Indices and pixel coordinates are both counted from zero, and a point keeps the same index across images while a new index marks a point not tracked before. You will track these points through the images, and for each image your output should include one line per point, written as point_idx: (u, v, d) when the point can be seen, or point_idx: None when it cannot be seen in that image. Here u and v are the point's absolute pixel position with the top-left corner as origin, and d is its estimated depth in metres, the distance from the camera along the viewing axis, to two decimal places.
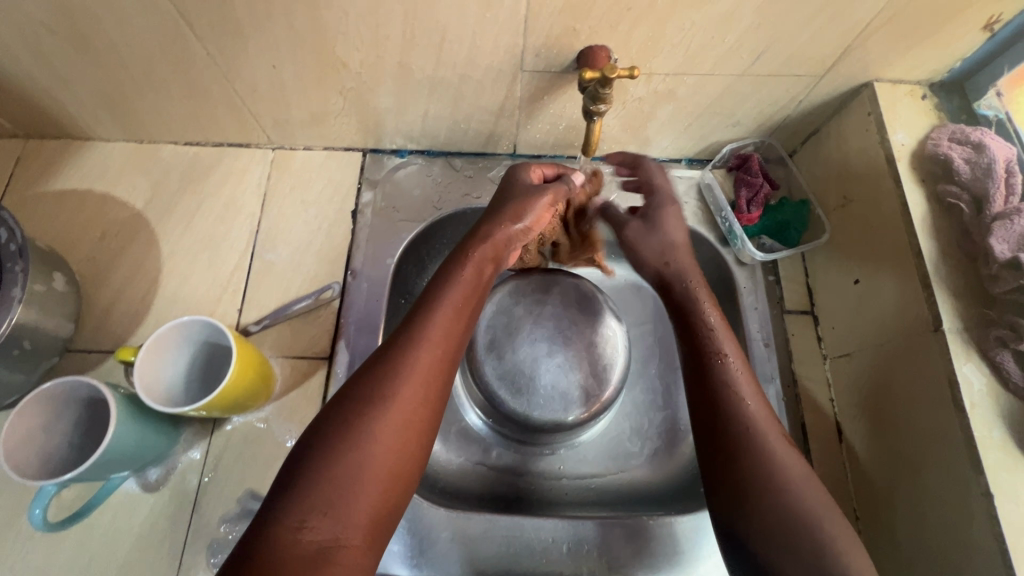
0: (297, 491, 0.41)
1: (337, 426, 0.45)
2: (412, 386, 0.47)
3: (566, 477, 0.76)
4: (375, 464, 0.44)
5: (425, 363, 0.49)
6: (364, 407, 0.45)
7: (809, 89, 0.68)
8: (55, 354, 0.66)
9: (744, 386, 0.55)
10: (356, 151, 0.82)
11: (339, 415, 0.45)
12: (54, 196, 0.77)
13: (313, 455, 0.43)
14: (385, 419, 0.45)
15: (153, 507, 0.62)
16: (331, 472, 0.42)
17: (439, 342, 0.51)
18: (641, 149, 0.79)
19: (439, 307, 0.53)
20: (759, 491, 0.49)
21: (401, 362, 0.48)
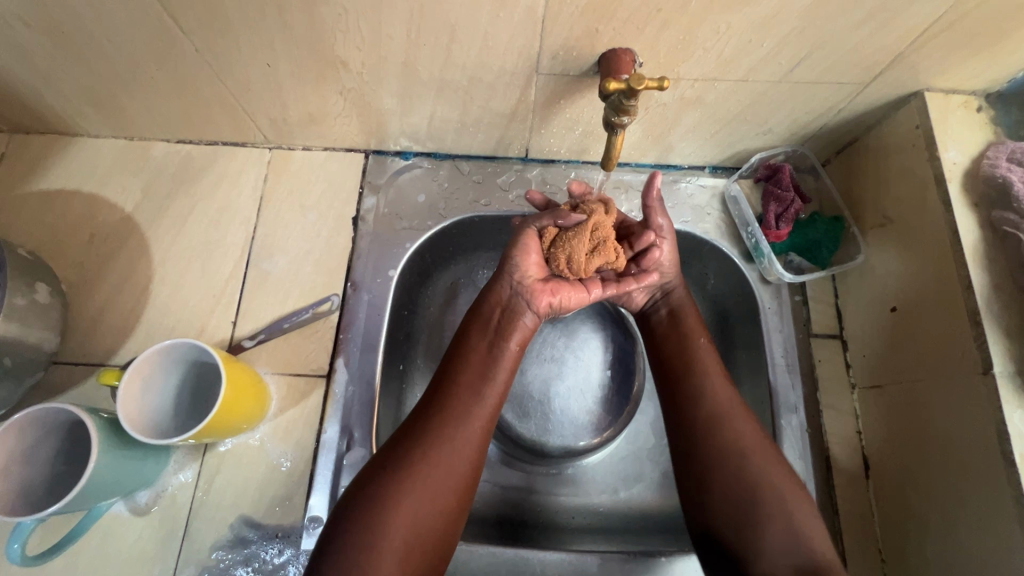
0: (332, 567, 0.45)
1: (370, 500, 0.48)
2: (439, 461, 0.50)
3: (574, 499, 0.72)
4: (402, 538, 0.47)
5: (453, 438, 0.52)
6: (389, 486, 0.48)
7: (852, 97, 0.62)
8: (41, 369, 0.63)
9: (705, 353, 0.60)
10: (358, 153, 0.77)
11: (372, 489, 0.49)
12: (40, 197, 0.73)
13: (347, 528, 0.47)
14: (413, 493, 0.49)
15: (142, 533, 0.60)
16: (360, 551, 0.46)
17: (463, 415, 0.53)
18: (662, 155, 0.73)
19: (469, 379, 0.55)
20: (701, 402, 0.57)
21: (430, 436, 0.51)
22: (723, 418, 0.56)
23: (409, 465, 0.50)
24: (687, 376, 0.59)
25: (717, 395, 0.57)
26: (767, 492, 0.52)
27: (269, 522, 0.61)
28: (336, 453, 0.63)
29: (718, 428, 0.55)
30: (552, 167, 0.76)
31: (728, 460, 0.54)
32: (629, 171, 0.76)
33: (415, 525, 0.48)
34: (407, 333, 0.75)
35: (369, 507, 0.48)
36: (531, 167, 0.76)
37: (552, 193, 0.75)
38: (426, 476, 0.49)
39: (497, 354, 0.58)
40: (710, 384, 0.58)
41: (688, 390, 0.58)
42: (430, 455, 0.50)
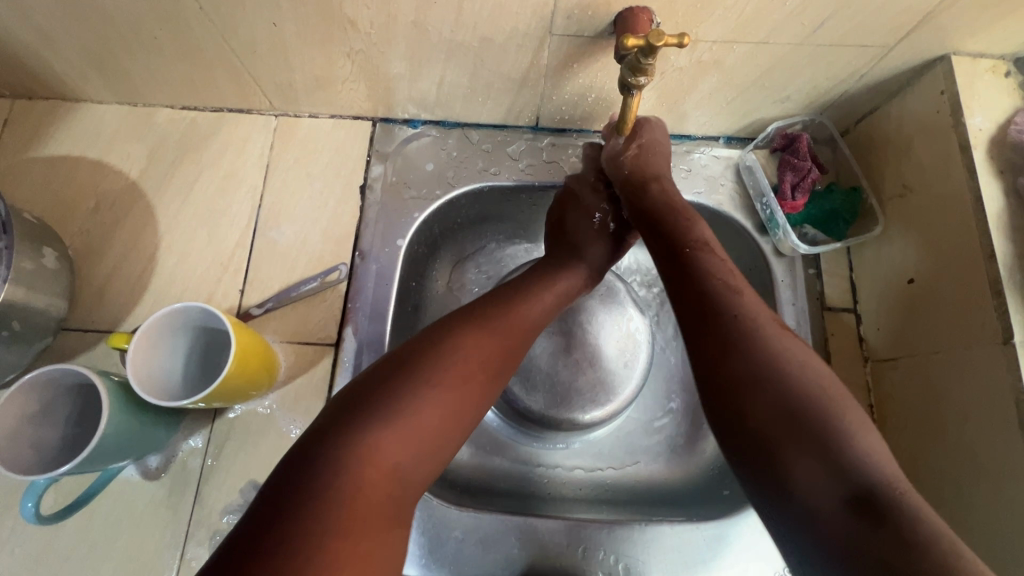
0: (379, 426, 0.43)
1: (427, 376, 0.46)
2: (498, 366, 0.50)
3: (581, 471, 0.72)
4: (448, 426, 0.46)
5: (511, 349, 0.52)
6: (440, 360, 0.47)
7: (875, 62, 0.60)
8: (49, 334, 0.63)
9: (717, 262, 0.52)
10: (365, 120, 0.75)
11: (431, 367, 0.47)
12: (44, 163, 0.72)
13: (403, 394, 0.44)
14: (466, 381, 0.48)
15: (153, 496, 0.60)
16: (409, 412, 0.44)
17: (521, 326, 0.54)
18: (676, 125, 0.72)
19: (534, 302, 0.56)
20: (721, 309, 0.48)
21: (485, 332, 0.51)
22: (746, 327, 0.46)
23: (472, 360, 0.49)
24: (711, 291, 0.49)
25: (748, 302, 0.48)
26: (814, 406, 0.42)
27: None
28: None
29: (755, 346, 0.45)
30: (563, 136, 0.75)
31: (759, 373, 0.44)
32: None
33: (459, 418, 0.47)
34: (414, 304, 0.74)
35: (427, 381, 0.46)
36: (542, 136, 0.75)
37: (563, 163, 0.74)
38: (479, 358, 0.49)
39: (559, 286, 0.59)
40: (737, 293, 0.48)
41: (714, 301, 0.48)
42: (492, 359, 0.50)
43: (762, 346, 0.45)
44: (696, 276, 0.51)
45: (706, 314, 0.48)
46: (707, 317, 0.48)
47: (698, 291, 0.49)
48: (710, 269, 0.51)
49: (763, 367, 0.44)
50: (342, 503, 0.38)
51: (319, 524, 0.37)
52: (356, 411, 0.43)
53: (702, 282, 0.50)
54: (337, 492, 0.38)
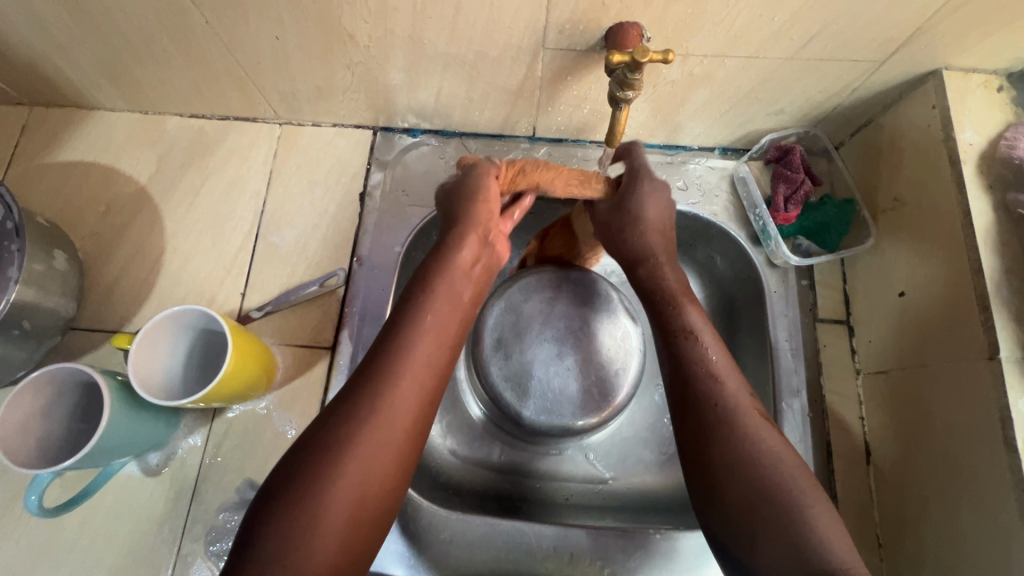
0: (260, 540, 0.41)
1: (295, 484, 0.43)
2: (377, 432, 0.45)
3: (571, 477, 0.73)
4: (333, 523, 0.42)
5: (392, 410, 0.46)
6: (326, 456, 0.44)
7: (866, 76, 0.61)
8: (58, 334, 0.65)
9: (714, 358, 0.53)
10: (366, 129, 0.77)
11: (296, 473, 0.43)
12: (59, 168, 0.75)
13: (271, 512, 0.42)
14: (352, 474, 0.43)
15: (153, 492, 0.62)
16: (292, 518, 0.41)
17: (416, 394, 0.48)
18: (671, 135, 0.73)
19: (408, 355, 0.49)
20: (700, 402, 0.51)
21: (374, 412, 0.46)
22: (727, 414, 0.50)
23: (340, 445, 0.44)
24: (695, 379, 0.53)
25: (727, 391, 0.51)
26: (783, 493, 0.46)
27: None
28: None
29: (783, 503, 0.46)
30: (560, 146, 0.76)
31: (730, 462, 0.48)
32: None
33: (347, 508, 0.43)
34: None
35: (299, 482, 0.43)
36: (538, 146, 0.76)
37: None
38: (368, 441, 0.45)
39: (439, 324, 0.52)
40: (721, 382, 0.52)
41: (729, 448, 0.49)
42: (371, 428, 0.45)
43: (728, 433, 0.49)
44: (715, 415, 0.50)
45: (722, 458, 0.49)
46: (693, 407, 0.52)
47: (681, 377, 0.53)
48: (724, 402, 0.51)
49: (773, 513, 0.45)
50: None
51: None
52: (238, 545, 0.41)
53: (721, 424, 0.50)
54: None
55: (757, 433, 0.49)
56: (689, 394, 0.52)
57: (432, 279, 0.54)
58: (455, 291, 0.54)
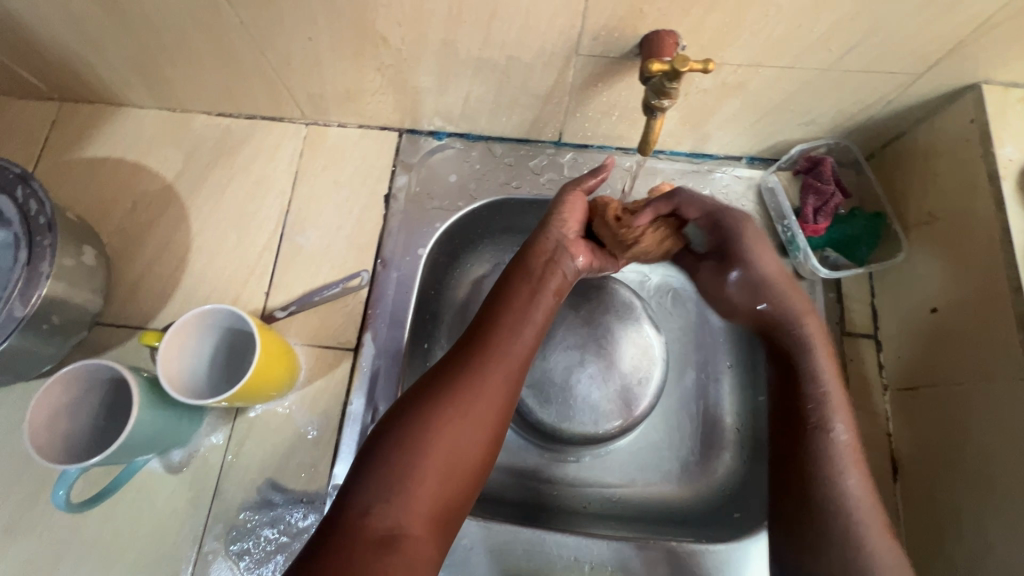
0: (367, 475, 0.45)
1: (401, 426, 0.47)
2: (464, 413, 0.48)
3: (591, 485, 0.72)
4: (434, 465, 0.46)
5: (488, 370, 0.51)
6: (427, 405, 0.48)
7: (902, 89, 0.60)
8: (83, 329, 0.65)
9: (844, 466, 0.55)
10: (391, 131, 0.77)
11: (402, 419, 0.48)
12: (87, 164, 0.76)
13: (378, 452, 0.46)
14: (453, 422, 0.48)
15: (175, 489, 0.62)
16: (396, 458, 0.46)
17: (509, 356, 0.53)
18: (699, 144, 0.72)
19: (499, 324, 0.54)
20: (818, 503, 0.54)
21: (472, 369, 0.51)
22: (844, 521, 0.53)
23: (439, 395, 0.49)
24: (821, 477, 0.54)
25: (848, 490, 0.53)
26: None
27: (295, 487, 0.63)
28: (361, 424, 0.64)
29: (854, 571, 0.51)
30: (585, 152, 0.76)
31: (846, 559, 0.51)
32: (664, 159, 0.75)
33: (448, 453, 0.47)
34: (432, 313, 0.76)
35: (388, 456, 0.46)
36: (564, 151, 0.76)
37: None
38: (467, 393, 0.49)
39: (519, 321, 0.55)
40: (847, 482, 0.54)
41: (813, 480, 0.55)
42: (457, 408, 0.48)
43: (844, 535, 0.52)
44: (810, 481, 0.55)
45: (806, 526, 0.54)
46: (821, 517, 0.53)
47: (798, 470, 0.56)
48: (830, 459, 0.55)
49: (844, 554, 0.52)
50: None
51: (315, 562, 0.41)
52: (352, 474, 0.46)
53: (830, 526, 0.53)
54: (328, 542, 0.42)
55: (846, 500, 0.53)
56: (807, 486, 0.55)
57: (523, 260, 0.59)
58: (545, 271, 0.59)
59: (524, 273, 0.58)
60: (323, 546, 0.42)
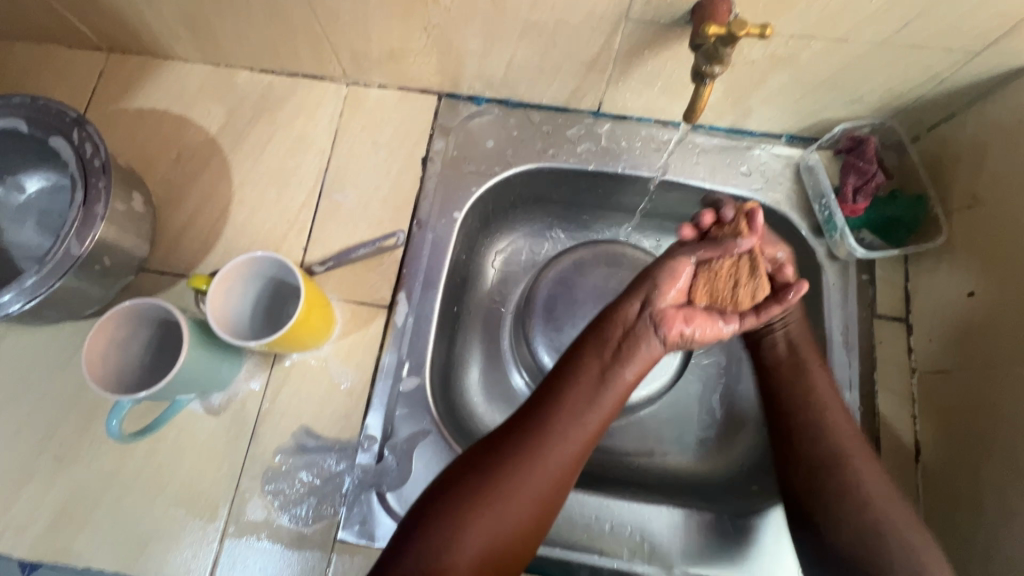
0: (407, 551, 0.46)
1: (446, 504, 0.48)
2: (502, 514, 0.48)
3: (610, 453, 0.74)
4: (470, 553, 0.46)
5: (543, 460, 0.50)
6: (475, 488, 0.49)
7: (956, 67, 0.59)
8: (131, 273, 0.68)
9: (829, 401, 0.61)
10: (430, 94, 0.78)
11: (448, 498, 0.48)
12: (133, 115, 0.77)
13: (422, 529, 0.47)
14: (500, 512, 0.48)
15: (215, 429, 0.65)
16: (437, 539, 0.46)
17: (566, 445, 0.51)
18: (740, 119, 0.72)
19: (562, 408, 0.53)
20: (810, 436, 0.60)
21: (525, 457, 0.50)
22: (838, 453, 0.58)
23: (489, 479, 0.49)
24: (802, 408, 0.61)
25: (836, 425, 0.60)
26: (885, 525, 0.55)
27: (328, 435, 0.65)
28: (393, 378, 0.67)
29: (883, 551, 0.54)
30: (623, 124, 0.76)
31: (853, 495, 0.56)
32: (702, 134, 0.75)
33: (488, 541, 0.47)
34: (463, 277, 0.78)
35: (431, 536, 0.46)
36: (602, 122, 0.76)
37: (621, 149, 0.75)
38: (515, 482, 0.49)
39: (577, 418, 0.52)
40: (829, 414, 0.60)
41: (799, 417, 0.61)
42: (503, 498, 0.48)
43: (840, 474, 0.57)
44: (830, 464, 0.58)
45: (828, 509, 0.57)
46: (810, 446, 0.60)
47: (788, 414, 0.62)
48: (811, 400, 0.61)
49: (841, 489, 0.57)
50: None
51: None
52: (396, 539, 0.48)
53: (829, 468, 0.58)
54: None
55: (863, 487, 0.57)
56: (793, 421, 0.61)
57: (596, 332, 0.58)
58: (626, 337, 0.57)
59: (592, 347, 0.56)
60: None
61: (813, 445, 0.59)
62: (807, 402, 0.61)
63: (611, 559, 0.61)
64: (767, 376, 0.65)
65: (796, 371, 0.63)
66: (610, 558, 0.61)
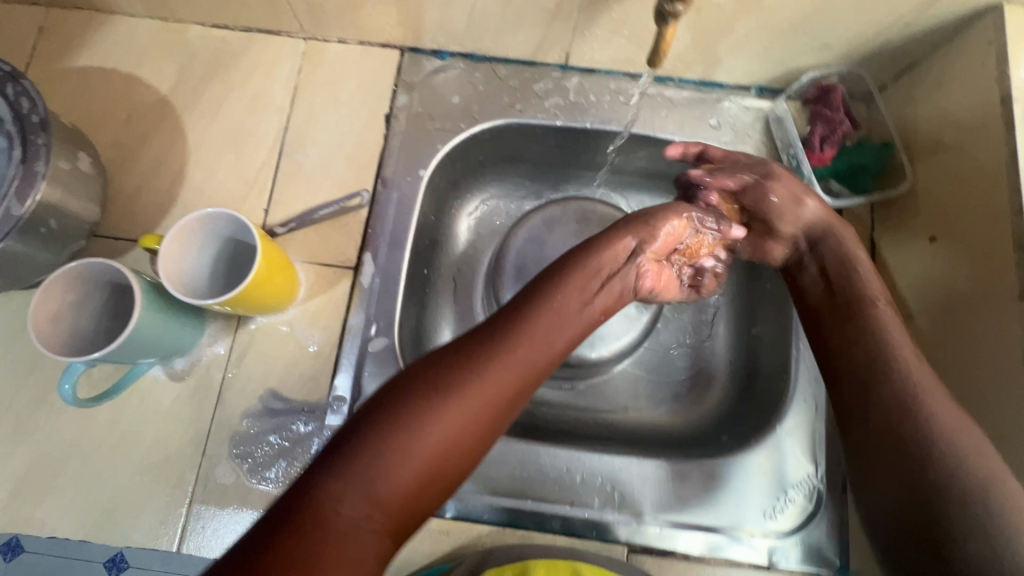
0: (344, 459, 0.42)
1: (391, 410, 0.45)
2: (451, 422, 0.45)
3: (584, 411, 0.75)
4: (413, 460, 0.43)
5: (498, 373, 0.48)
6: (426, 394, 0.46)
7: (920, 9, 0.58)
8: (82, 238, 0.65)
9: (895, 337, 0.55)
10: (393, 49, 0.75)
11: (393, 405, 0.45)
12: (78, 73, 0.73)
13: (363, 435, 0.44)
14: (449, 420, 0.45)
15: (179, 395, 0.64)
16: (379, 442, 0.43)
17: (525, 363, 0.50)
18: (708, 70, 0.71)
19: (524, 326, 0.52)
20: (877, 375, 0.54)
21: (479, 369, 0.48)
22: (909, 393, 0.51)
23: (441, 387, 0.46)
24: (862, 346, 0.56)
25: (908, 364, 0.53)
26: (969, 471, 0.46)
27: (297, 398, 0.64)
28: (361, 339, 0.66)
29: (965, 499, 0.45)
30: (592, 77, 0.74)
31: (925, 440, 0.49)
32: (671, 87, 0.74)
33: (433, 448, 0.44)
34: (432, 239, 0.77)
35: (373, 440, 0.43)
36: (570, 75, 0.74)
37: (589, 103, 0.73)
38: (469, 391, 0.47)
39: (538, 337, 0.52)
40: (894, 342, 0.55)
41: (858, 356, 0.56)
42: (454, 405, 0.46)
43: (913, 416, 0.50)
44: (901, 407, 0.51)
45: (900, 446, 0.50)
46: (876, 389, 0.53)
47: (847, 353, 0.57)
48: (875, 336, 0.56)
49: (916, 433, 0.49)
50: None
51: (271, 539, 0.38)
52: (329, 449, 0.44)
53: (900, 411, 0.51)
54: (293, 517, 0.39)
55: (936, 420, 0.49)
56: (852, 360, 0.56)
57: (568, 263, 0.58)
58: (592, 274, 0.58)
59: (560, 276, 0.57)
60: (278, 526, 0.38)
61: (876, 386, 0.53)
62: (864, 335, 0.56)
63: (583, 509, 0.62)
64: (834, 314, 0.60)
65: (846, 305, 0.59)
66: (581, 508, 0.62)
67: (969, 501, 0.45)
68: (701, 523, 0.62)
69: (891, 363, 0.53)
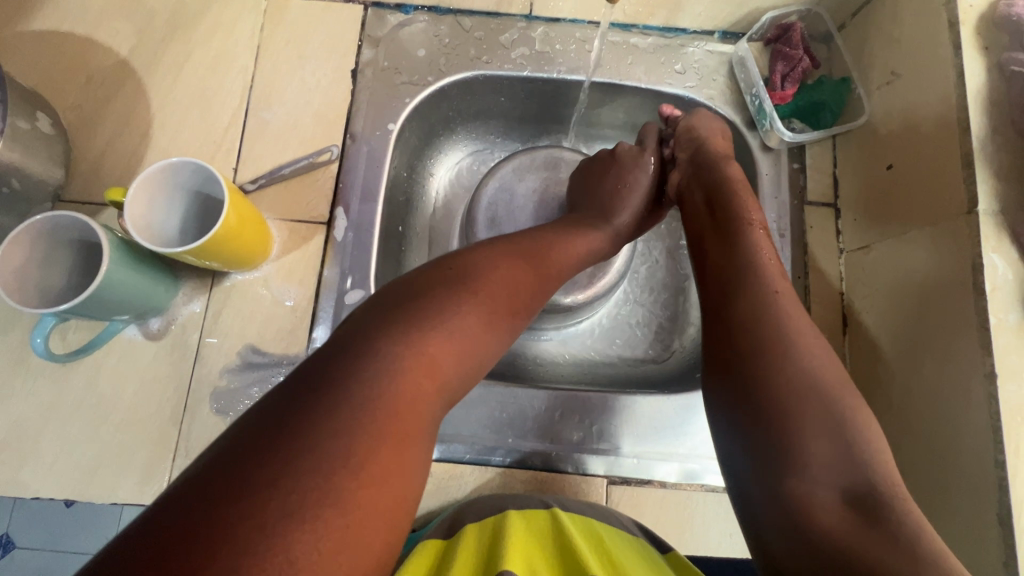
0: (409, 312, 0.43)
1: (451, 276, 0.46)
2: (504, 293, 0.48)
3: (559, 360, 0.76)
4: (473, 319, 0.45)
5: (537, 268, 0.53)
6: (484, 268, 0.48)
7: None
8: (47, 201, 0.64)
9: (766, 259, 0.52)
10: (357, 5, 0.75)
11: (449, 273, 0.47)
12: (32, 37, 0.71)
13: (426, 293, 0.45)
14: (505, 291, 0.48)
15: (156, 354, 0.64)
16: (444, 297, 0.44)
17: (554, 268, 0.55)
18: (672, 14, 0.73)
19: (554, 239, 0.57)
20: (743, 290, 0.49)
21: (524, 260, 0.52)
22: (770, 311, 0.47)
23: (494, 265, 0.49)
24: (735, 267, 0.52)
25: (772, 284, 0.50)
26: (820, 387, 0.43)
27: (275, 351, 0.65)
28: (337, 291, 0.66)
29: (804, 416, 0.42)
30: (556, 26, 0.75)
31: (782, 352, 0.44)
32: (636, 33, 0.75)
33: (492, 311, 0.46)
34: (407, 196, 0.77)
35: (437, 296, 0.44)
36: (535, 25, 0.74)
37: (555, 51, 0.73)
38: (517, 273, 0.50)
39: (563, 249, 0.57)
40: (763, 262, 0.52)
41: (732, 272, 0.51)
42: (505, 281, 0.49)
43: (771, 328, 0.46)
44: (760, 318, 0.47)
45: (767, 344, 0.45)
46: (742, 301, 0.48)
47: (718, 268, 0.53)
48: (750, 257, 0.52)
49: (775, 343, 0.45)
50: (299, 442, 0.33)
51: (339, 370, 0.37)
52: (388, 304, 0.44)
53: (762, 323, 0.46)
54: (361, 354, 0.39)
55: (792, 326, 0.46)
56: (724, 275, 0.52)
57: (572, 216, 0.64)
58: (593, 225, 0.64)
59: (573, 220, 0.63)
60: (343, 359, 0.38)
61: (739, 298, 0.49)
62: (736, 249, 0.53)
63: (562, 445, 0.64)
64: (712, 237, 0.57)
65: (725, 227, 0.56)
66: (561, 445, 0.64)
67: (822, 412, 0.42)
68: (677, 453, 0.64)
69: (752, 274, 0.50)
